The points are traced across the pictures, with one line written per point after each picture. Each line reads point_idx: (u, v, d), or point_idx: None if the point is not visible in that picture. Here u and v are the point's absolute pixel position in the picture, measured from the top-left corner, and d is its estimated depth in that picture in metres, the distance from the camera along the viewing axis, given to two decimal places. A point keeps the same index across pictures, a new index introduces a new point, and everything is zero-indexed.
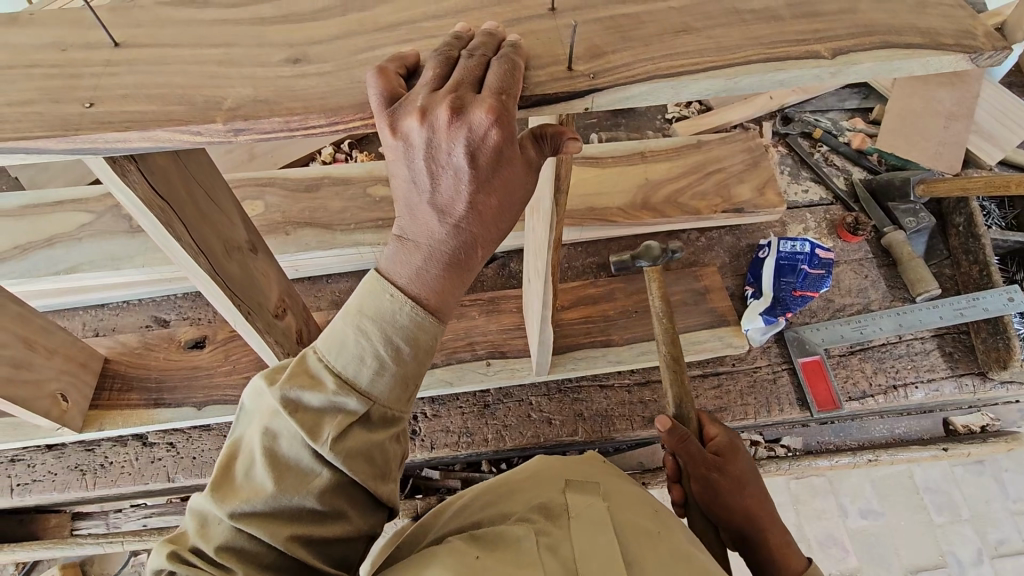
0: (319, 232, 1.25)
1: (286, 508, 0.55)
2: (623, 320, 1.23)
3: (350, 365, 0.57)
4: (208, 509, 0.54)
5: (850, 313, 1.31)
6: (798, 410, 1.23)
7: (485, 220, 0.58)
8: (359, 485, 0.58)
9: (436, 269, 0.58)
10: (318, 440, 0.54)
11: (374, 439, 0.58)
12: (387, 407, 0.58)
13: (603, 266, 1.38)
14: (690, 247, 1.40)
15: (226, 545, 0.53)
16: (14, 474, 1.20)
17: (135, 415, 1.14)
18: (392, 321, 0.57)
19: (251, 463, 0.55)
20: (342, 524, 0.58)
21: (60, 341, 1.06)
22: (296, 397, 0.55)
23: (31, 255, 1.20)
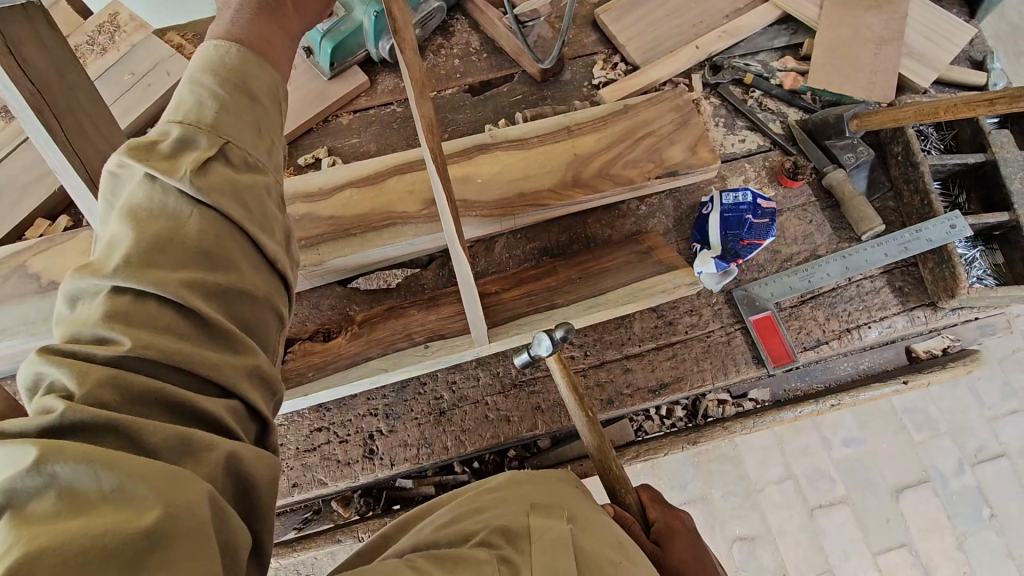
0: None
1: (166, 249, 0.57)
2: (568, 287, 1.21)
3: (193, 109, 0.68)
4: (80, 286, 0.55)
5: (799, 262, 1.28)
6: (754, 368, 1.21)
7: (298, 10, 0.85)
8: (239, 228, 0.63)
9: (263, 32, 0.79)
10: (177, 172, 0.60)
11: (238, 177, 0.65)
12: (241, 151, 0.68)
13: (544, 250, 1.34)
14: (632, 216, 1.36)
15: (110, 313, 0.53)
16: None
17: None
18: (223, 64, 0.72)
19: (119, 228, 0.58)
20: (233, 276, 0.61)
21: None
22: (149, 144, 0.63)
23: None
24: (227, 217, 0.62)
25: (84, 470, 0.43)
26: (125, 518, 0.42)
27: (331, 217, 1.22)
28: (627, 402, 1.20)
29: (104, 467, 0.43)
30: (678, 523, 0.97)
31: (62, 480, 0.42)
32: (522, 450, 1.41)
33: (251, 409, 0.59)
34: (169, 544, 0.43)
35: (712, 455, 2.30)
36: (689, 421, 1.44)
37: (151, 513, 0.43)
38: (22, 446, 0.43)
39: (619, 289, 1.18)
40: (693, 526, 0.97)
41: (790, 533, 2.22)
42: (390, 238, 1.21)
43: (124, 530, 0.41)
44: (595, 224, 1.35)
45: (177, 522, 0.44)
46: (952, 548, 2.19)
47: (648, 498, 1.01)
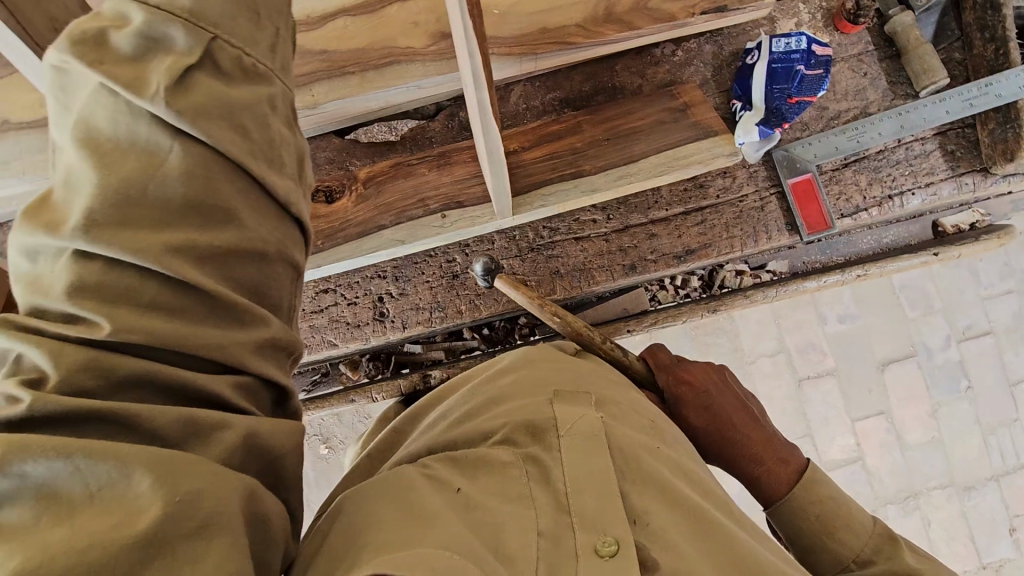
0: None
1: (141, 203, 0.44)
2: (594, 149, 1.10)
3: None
4: (38, 242, 0.44)
5: (846, 121, 1.16)
6: (788, 235, 1.14)
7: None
8: (235, 163, 0.49)
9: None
10: (147, 94, 0.46)
11: (234, 90, 0.51)
12: (237, 53, 0.52)
13: (565, 102, 1.19)
14: (665, 64, 1.19)
15: (74, 286, 0.42)
16: None
17: None
18: None
19: (75, 166, 0.45)
20: (234, 231, 0.48)
21: None
22: (99, 37, 0.48)
23: None
24: (220, 152, 0.48)
25: (63, 466, 0.37)
26: (117, 521, 0.36)
27: (324, 52, 1.06)
28: (650, 267, 1.14)
29: (87, 461, 0.38)
30: (694, 377, 0.91)
31: (41, 478, 0.37)
32: (535, 319, 1.36)
33: (265, 379, 0.51)
34: (168, 548, 0.37)
35: (710, 328, 2.31)
36: (704, 292, 1.40)
37: (149, 512, 0.37)
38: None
39: (654, 155, 1.08)
40: (712, 375, 0.91)
41: (777, 402, 2.32)
42: (392, 80, 1.05)
43: (115, 537, 0.36)
44: (624, 72, 1.19)
45: (180, 518, 0.38)
46: (926, 416, 2.33)
47: (659, 359, 0.96)
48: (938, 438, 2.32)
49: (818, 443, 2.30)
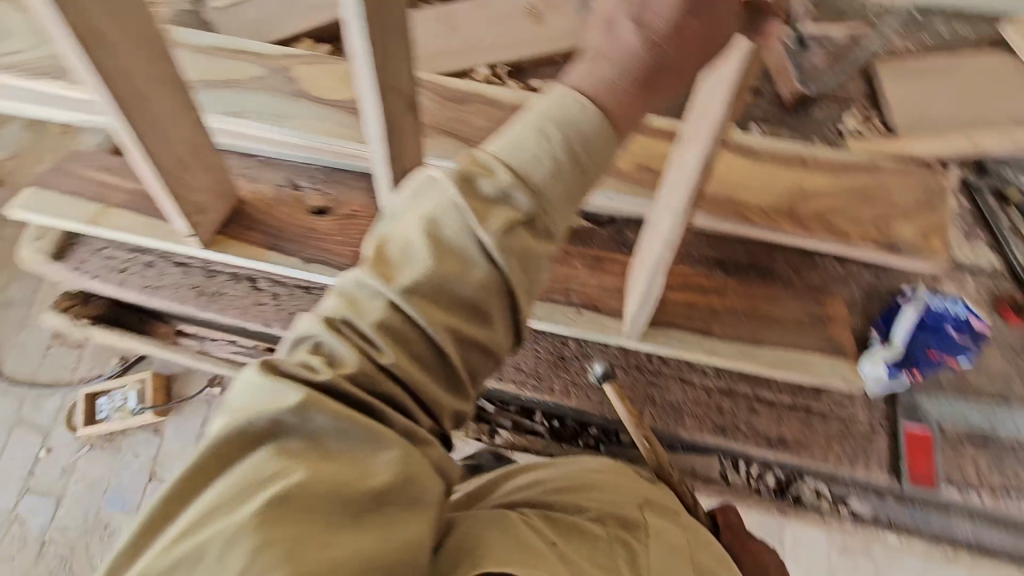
0: (455, 141, 1.29)
1: (444, 292, 0.56)
2: (729, 317, 1.20)
3: (527, 160, 0.59)
4: (365, 282, 0.56)
5: (982, 398, 1.16)
6: (885, 475, 1.12)
7: (677, 36, 0.62)
8: (513, 294, 0.59)
9: (600, 40, 0.65)
10: (486, 228, 0.56)
11: (538, 247, 0.59)
12: (551, 218, 0.60)
13: (719, 264, 1.28)
14: (824, 272, 1.29)
15: (375, 325, 0.54)
16: (144, 274, 1.33)
17: (250, 251, 1.28)
18: (585, 114, 0.61)
19: (413, 246, 0.56)
20: (488, 331, 0.59)
21: (216, 164, 1.21)
22: (473, 178, 0.57)
23: (209, 92, 1.35)
24: (509, 283, 0.58)
25: (338, 426, 0.51)
26: (359, 474, 0.50)
27: None
28: (740, 438, 1.17)
29: (354, 429, 0.51)
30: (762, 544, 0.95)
31: (321, 427, 0.50)
32: (602, 435, 1.39)
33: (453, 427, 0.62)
34: (383, 506, 0.51)
35: None
36: (775, 495, 1.34)
37: (379, 477, 0.51)
38: (290, 387, 0.50)
39: (780, 347, 1.17)
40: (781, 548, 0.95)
41: None
42: None
43: (356, 487, 0.50)
44: (782, 263, 1.29)
45: (394, 491, 0.52)
46: None
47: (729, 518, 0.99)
48: None
49: None
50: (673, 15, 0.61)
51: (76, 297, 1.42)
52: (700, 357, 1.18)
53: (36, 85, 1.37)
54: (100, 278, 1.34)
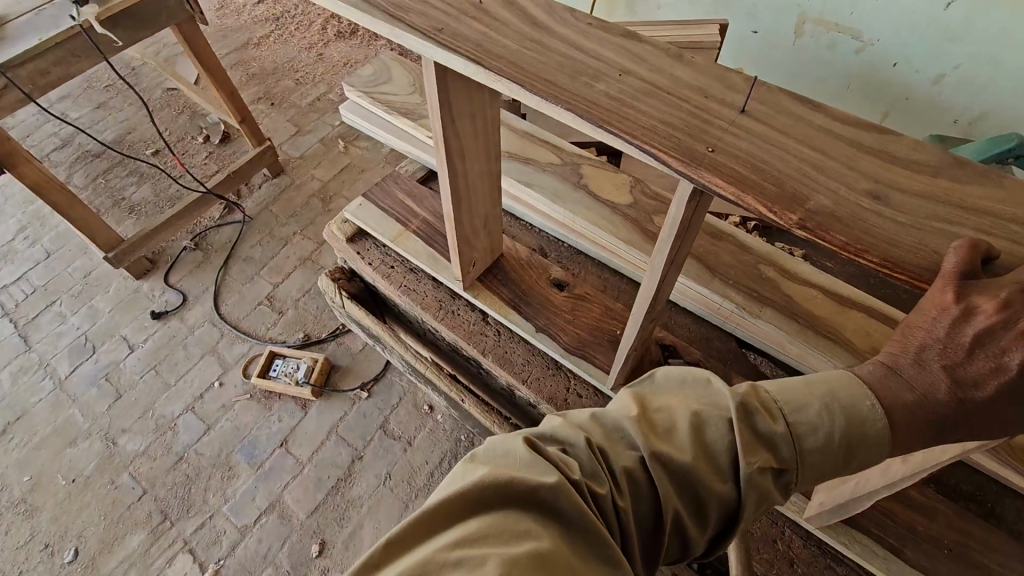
0: (701, 267, 1.42)
1: (688, 477, 0.64)
2: (930, 546, 1.16)
3: (800, 427, 0.68)
4: (630, 431, 0.67)
5: None
6: None
7: (984, 401, 0.73)
8: (736, 511, 0.66)
9: (908, 360, 0.77)
10: (749, 453, 0.65)
11: (773, 489, 0.66)
12: (798, 473, 0.67)
13: (933, 480, 1.25)
14: None
15: (628, 470, 0.64)
16: (406, 278, 1.60)
17: (498, 305, 1.47)
18: (863, 420, 0.69)
19: (682, 431, 0.66)
20: (702, 522, 0.66)
21: (494, 231, 1.45)
22: (751, 410, 0.67)
23: (512, 162, 1.66)
24: (738, 500, 0.65)
25: (580, 523, 0.59)
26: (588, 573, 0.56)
27: (790, 300, 1.36)
28: None
29: (592, 530, 0.59)
30: None
31: (565, 515, 0.59)
32: None
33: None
34: None
35: None
36: None
37: None
38: (550, 470, 0.61)
39: None
40: None
41: None
42: (821, 348, 1.29)
43: None
44: (1011, 510, 1.21)
45: None
46: None
47: None
48: None
49: None
50: (986, 386, 0.73)
51: (344, 272, 1.72)
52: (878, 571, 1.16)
53: (399, 122, 1.82)
54: (372, 265, 1.62)
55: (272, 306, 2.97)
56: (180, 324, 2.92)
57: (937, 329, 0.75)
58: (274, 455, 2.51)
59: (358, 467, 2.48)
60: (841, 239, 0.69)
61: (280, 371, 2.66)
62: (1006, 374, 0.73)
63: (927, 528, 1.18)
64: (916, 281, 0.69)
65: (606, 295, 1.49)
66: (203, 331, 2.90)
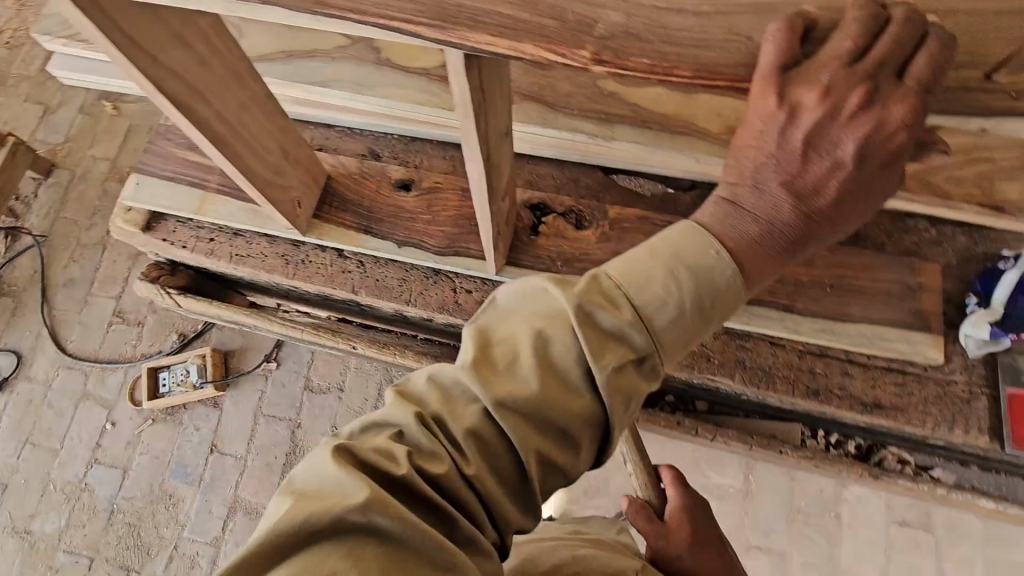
0: (540, 106, 1.28)
1: (541, 418, 0.49)
2: (815, 291, 1.20)
3: (651, 305, 0.51)
4: (460, 384, 0.50)
5: None
6: (986, 439, 1.11)
7: (831, 203, 0.64)
8: (607, 430, 0.52)
9: (747, 187, 0.65)
10: (602, 363, 0.49)
11: (640, 389, 0.52)
12: (665, 360, 0.52)
13: None
14: (915, 236, 1.26)
15: (467, 433, 0.49)
16: (234, 244, 1.35)
17: (348, 235, 1.30)
18: (717, 271, 0.53)
19: (525, 361, 0.50)
20: (573, 459, 0.52)
21: (304, 155, 1.21)
22: (594, 310, 0.51)
23: (295, 61, 1.33)
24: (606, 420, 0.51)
25: (409, 531, 0.46)
26: None
27: (639, 107, 1.25)
28: (833, 402, 1.16)
29: (428, 536, 0.46)
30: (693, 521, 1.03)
31: (387, 531, 0.45)
32: (678, 402, 1.43)
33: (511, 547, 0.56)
34: None
35: (812, 517, 2.18)
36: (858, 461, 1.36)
37: None
38: (359, 483, 0.46)
39: (864, 322, 1.17)
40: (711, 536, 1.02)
41: None
42: (680, 146, 1.23)
43: None
44: (874, 226, 1.27)
45: None
46: None
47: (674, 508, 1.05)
48: None
49: None
50: (834, 187, 0.63)
51: (163, 265, 1.46)
52: (784, 332, 1.18)
53: None
54: (189, 247, 1.36)
55: (126, 320, 2.57)
56: (30, 385, 2.50)
57: (768, 143, 0.62)
58: (210, 464, 2.35)
59: (301, 436, 2.36)
60: (644, 62, 0.58)
61: (171, 383, 2.38)
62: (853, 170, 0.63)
63: (809, 276, 1.20)
64: (730, 82, 0.59)
65: (456, 176, 1.33)
66: (63, 379, 2.51)
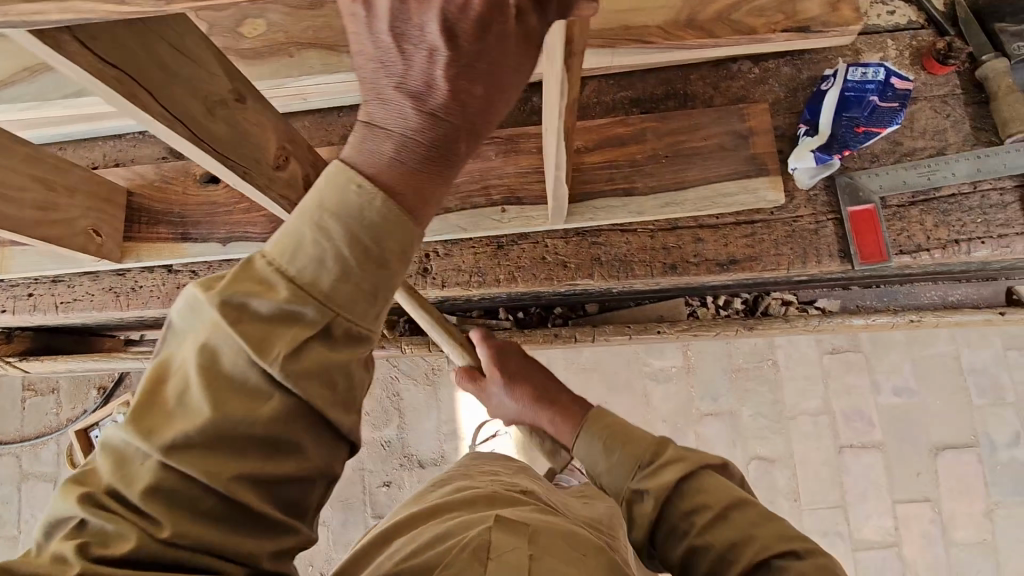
0: (324, 53, 1.13)
1: (229, 437, 0.44)
2: (651, 166, 1.14)
3: (308, 269, 0.46)
4: (131, 442, 0.44)
5: (921, 158, 1.13)
6: (837, 262, 1.12)
7: (468, 100, 0.47)
8: (319, 416, 0.47)
9: (371, 104, 0.48)
10: (267, 356, 0.44)
11: (340, 360, 0.47)
12: (352, 321, 0.47)
13: (636, 103, 1.23)
14: (741, 79, 1.21)
15: (152, 489, 0.43)
16: (56, 293, 1.27)
17: (167, 248, 1.20)
18: (360, 218, 0.46)
19: (192, 387, 0.44)
20: (298, 458, 0.47)
21: (77, 179, 1.09)
22: (242, 306, 0.45)
23: (43, 77, 1.15)
24: (309, 408, 0.46)
25: None
26: None
27: None
28: (691, 271, 1.15)
29: None
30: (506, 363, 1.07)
31: None
32: (569, 311, 1.45)
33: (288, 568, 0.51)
34: None
35: (752, 371, 2.22)
36: (746, 315, 1.38)
37: None
38: None
39: (706, 183, 1.13)
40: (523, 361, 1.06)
41: (811, 465, 2.18)
42: None
43: None
44: (698, 82, 1.22)
45: None
46: (978, 514, 2.12)
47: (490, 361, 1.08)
48: (989, 540, 2.10)
49: (852, 517, 2.14)
50: (462, 78, 0.46)
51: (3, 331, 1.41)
52: (629, 218, 1.15)
53: None
54: (10, 309, 1.27)
55: (37, 392, 2.45)
56: None
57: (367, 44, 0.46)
58: None
59: None
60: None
61: None
62: (478, 46, 0.45)
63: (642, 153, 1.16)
64: None
65: None
66: None
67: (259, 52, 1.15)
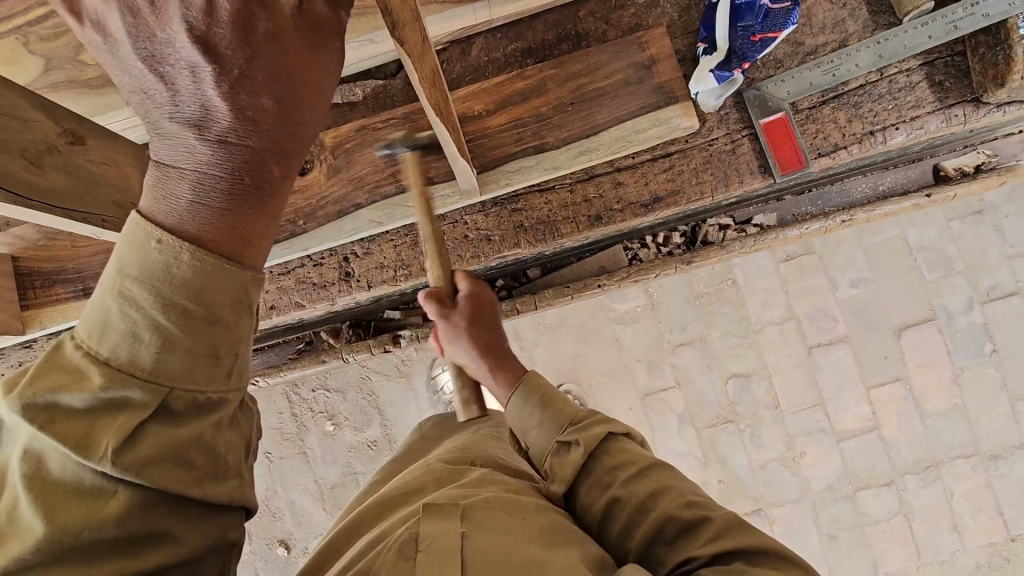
0: None
1: (75, 545, 0.44)
2: (559, 117, 1.07)
3: (122, 347, 0.47)
4: None
5: (823, 56, 1.10)
6: (759, 179, 1.09)
7: (253, 120, 0.54)
8: (176, 495, 0.48)
9: (156, 145, 0.55)
10: (95, 455, 0.45)
11: (185, 433, 0.48)
12: (195, 390, 0.49)
13: (528, 54, 1.16)
14: (631, 7, 1.14)
15: None
16: None
17: (70, 309, 1.12)
18: (171, 277, 0.49)
19: (21, 505, 0.44)
20: (164, 542, 0.48)
21: None
22: (53, 407, 0.45)
23: None
24: (162, 491, 0.47)
25: None
26: None
27: None
28: (616, 219, 1.12)
29: None
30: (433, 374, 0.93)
31: None
32: (512, 281, 1.43)
33: None
34: None
35: (713, 295, 2.12)
36: (687, 249, 1.36)
37: None
38: None
39: (614, 125, 1.05)
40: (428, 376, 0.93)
41: (785, 370, 2.12)
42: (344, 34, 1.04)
43: None
44: (589, 18, 1.15)
45: None
46: (947, 381, 2.10)
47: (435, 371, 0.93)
48: (961, 405, 2.09)
49: (831, 412, 2.11)
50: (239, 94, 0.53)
51: None
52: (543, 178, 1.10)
53: None
54: None
55: None
56: None
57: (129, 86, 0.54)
58: None
59: None
60: None
61: None
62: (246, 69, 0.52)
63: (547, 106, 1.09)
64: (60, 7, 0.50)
65: None
66: None
67: (105, 79, 1.04)
